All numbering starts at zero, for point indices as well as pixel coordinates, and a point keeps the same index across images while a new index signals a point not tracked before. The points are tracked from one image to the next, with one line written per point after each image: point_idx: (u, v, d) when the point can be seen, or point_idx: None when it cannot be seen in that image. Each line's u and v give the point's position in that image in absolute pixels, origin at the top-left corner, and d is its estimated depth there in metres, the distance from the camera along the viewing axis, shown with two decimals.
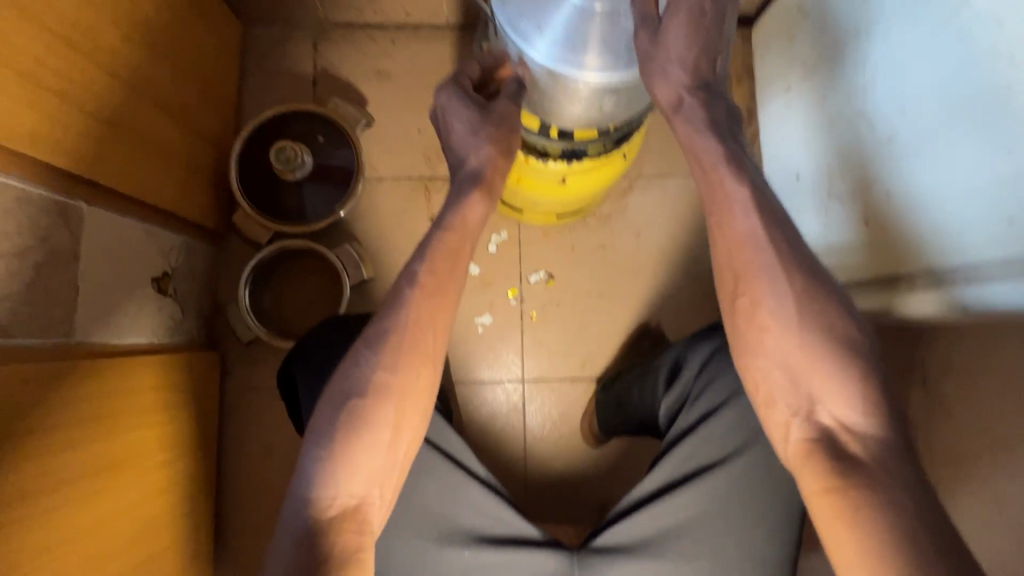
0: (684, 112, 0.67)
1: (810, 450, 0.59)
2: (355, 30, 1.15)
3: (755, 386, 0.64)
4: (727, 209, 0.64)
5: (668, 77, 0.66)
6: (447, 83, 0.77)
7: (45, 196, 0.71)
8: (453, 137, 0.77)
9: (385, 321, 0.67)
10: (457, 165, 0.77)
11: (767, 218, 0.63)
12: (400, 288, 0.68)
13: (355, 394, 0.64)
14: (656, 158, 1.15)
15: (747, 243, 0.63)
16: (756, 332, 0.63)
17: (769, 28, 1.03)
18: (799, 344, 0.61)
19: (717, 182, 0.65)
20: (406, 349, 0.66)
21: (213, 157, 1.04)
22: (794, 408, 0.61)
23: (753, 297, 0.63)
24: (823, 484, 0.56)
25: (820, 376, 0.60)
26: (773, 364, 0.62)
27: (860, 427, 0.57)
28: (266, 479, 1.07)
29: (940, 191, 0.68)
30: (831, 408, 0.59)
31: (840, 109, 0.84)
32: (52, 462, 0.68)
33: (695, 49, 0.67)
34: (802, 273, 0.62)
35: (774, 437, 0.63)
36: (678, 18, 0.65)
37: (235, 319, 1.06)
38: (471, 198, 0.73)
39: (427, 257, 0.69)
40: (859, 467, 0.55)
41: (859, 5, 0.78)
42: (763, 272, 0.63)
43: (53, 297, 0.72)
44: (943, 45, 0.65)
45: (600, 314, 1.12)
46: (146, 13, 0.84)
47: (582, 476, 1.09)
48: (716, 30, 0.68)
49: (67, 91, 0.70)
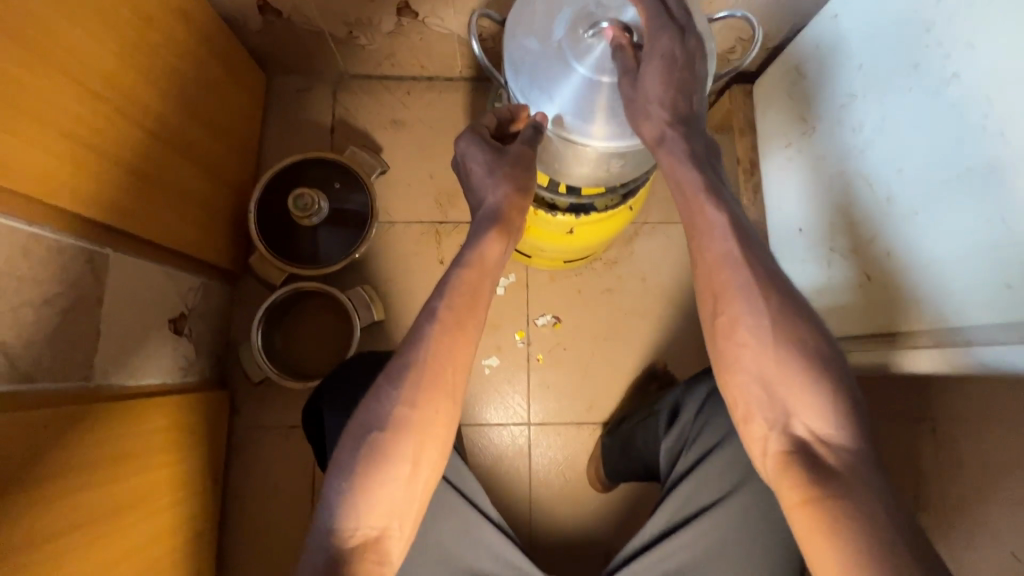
0: (667, 146, 0.66)
1: (786, 461, 0.60)
2: (372, 82, 1.21)
3: (734, 401, 0.65)
4: (705, 232, 0.65)
5: (648, 114, 0.65)
6: (466, 130, 0.77)
7: (74, 245, 0.73)
8: (473, 180, 0.77)
9: (406, 354, 0.66)
10: (477, 206, 0.76)
11: (743, 239, 0.64)
12: (422, 323, 0.66)
13: (376, 426, 0.63)
14: (659, 208, 1.20)
15: (725, 264, 0.64)
16: (733, 350, 0.64)
17: (766, 87, 1.06)
18: (774, 357, 0.61)
19: (697, 209, 0.65)
20: (428, 382, 0.64)
21: (232, 200, 1.07)
22: (771, 422, 0.62)
23: (730, 315, 0.64)
24: (800, 496, 0.57)
25: (795, 390, 0.60)
26: (751, 378, 0.63)
27: (834, 438, 0.58)
28: (268, 521, 1.06)
29: (938, 253, 0.70)
30: (806, 420, 0.60)
31: (836, 170, 0.88)
32: (66, 506, 0.68)
33: (672, 88, 0.64)
34: (778, 292, 0.63)
35: (754, 452, 0.63)
36: (654, 62, 0.63)
37: (247, 358, 1.08)
38: (488, 236, 0.71)
39: (446, 293, 0.68)
40: (832, 475, 0.56)
41: (857, 73, 0.82)
42: (740, 290, 0.63)
43: (77, 344, 0.74)
44: (938, 116, 0.68)
45: (605, 357, 1.15)
46: (177, 68, 0.89)
47: (588, 522, 1.09)
48: (694, 74, 0.65)
49: (99, 145, 0.74)
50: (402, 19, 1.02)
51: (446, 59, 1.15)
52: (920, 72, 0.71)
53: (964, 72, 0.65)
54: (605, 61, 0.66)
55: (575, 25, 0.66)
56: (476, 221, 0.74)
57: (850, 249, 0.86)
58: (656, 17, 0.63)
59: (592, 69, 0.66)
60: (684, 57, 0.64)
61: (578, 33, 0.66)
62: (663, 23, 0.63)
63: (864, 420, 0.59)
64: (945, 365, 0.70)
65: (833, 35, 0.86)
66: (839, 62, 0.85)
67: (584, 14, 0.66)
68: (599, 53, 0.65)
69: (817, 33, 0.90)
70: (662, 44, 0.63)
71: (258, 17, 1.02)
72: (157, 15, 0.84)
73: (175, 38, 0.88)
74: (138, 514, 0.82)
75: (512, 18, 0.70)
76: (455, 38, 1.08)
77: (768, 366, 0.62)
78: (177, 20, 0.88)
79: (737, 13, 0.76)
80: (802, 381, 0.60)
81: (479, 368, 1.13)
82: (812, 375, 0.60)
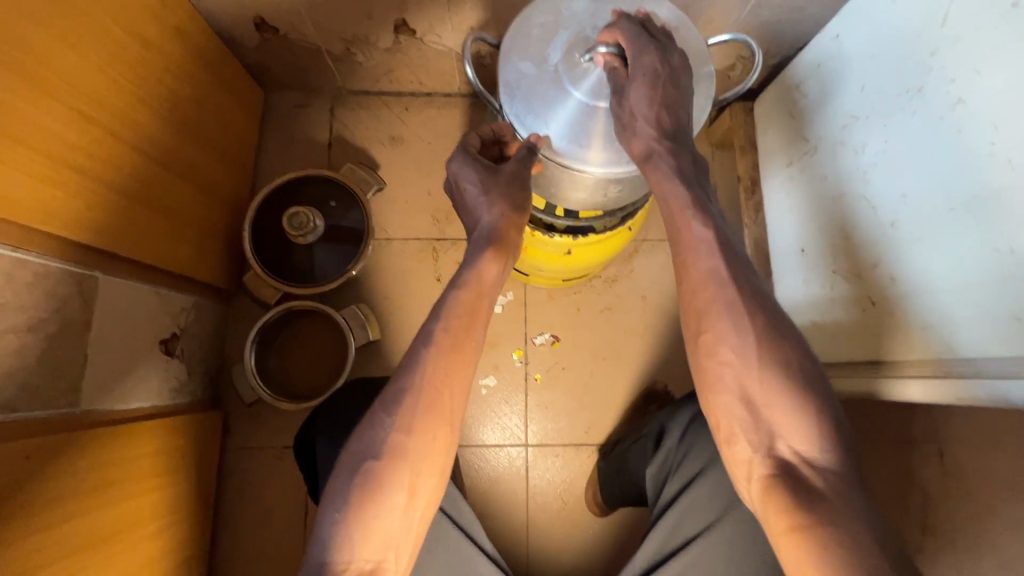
0: (654, 163, 0.64)
1: (770, 487, 0.57)
2: (371, 98, 1.21)
3: (717, 423, 0.62)
4: (691, 250, 0.63)
5: (635, 131, 0.63)
6: (457, 150, 0.76)
7: (61, 270, 0.72)
8: (468, 199, 0.75)
9: (401, 379, 0.63)
10: (472, 225, 0.75)
11: (731, 259, 0.62)
12: (416, 347, 0.65)
13: (371, 454, 0.60)
14: (660, 225, 1.18)
15: (710, 282, 0.61)
16: (716, 370, 0.61)
17: (766, 105, 1.05)
18: (759, 378, 0.59)
19: (684, 226, 0.63)
20: (423, 408, 0.62)
21: (227, 218, 1.06)
22: (755, 444, 0.59)
23: (715, 333, 0.61)
24: (787, 523, 0.54)
25: (777, 409, 0.58)
26: (734, 400, 0.60)
27: (819, 460, 0.56)
28: (259, 545, 1.04)
29: (944, 281, 0.68)
30: (790, 441, 0.57)
31: (838, 191, 0.86)
32: (49, 537, 0.67)
33: (658, 104, 0.62)
34: (764, 313, 0.60)
35: (737, 475, 0.61)
36: (638, 79, 0.61)
37: (240, 378, 1.06)
38: (484, 256, 0.70)
39: (443, 314, 0.66)
40: (818, 498, 0.54)
41: (859, 95, 0.81)
42: (724, 309, 0.60)
43: (63, 372, 0.73)
44: (943, 141, 0.67)
45: (604, 378, 1.13)
46: (171, 87, 0.88)
47: (586, 546, 1.07)
48: (680, 89, 0.64)
49: (88, 166, 0.73)
50: (399, 37, 1.01)
51: (444, 75, 1.14)
52: (923, 95, 0.70)
53: (969, 97, 0.63)
54: (600, 86, 0.65)
55: (571, 51, 0.65)
56: (472, 240, 0.73)
57: (852, 272, 0.84)
58: (636, 36, 0.62)
59: (587, 93, 0.65)
60: (667, 71, 0.62)
61: (573, 58, 0.65)
62: (644, 42, 0.62)
63: (845, 440, 0.57)
64: (946, 398, 0.68)
65: (835, 55, 0.85)
66: (841, 83, 0.84)
67: (580, 40, 0.65)
68: (594, 78, 0.64)
69: (818, 53, 0.89)
70: (647, 59, 0.61)
71: (255, 34, 1.02)
72: (148, 34, 0.83)
73: (167, 56, 0.87)
74: (124, 542, 0.80)
75: (508, 41, 0.69)
76: (453, 55, 1.07)
77: (751, 384, 0.59)
78: (169, 38, 0.87)
79: (738, 36, 0.74)
80: (786, 401, 0.58)
81: (475, 388, 1.12)
82: (799, 394, 0.57)
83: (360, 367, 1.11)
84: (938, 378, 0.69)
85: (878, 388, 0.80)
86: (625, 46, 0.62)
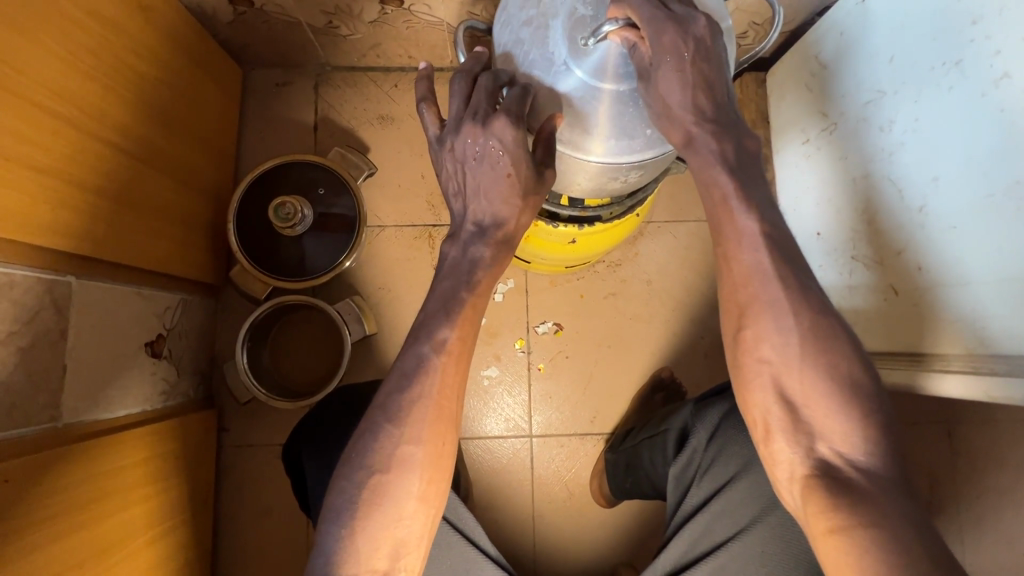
0: (695, 149, 0.58)
1: (811, 487, 0.55)
2: (356, 74, 1.13)
3: (753, 419, 0.59)
4: (732, 241, 0.58)
5: (672, 119, 0.57)
6: (512, 116, 0.59)
7: (28, 276, 0.67)
8: (488, 181, 0.65)
9: (408, 389, 0.60)
10: (482, 216, 0.67)
11: (776, 251, 0.57)
12: (425, 353, 0.61)
13: (378, 467, 0.57)
14: (666, 206, 1.13)
15: (753, 279, 0.57)
16: (753, 367, 0.58)
17: (782, 74, 1.00)
18: (799, 377, 0.55)
19: (726, 217, 0.59)
20: (433, 419, 0.59)
21: (210, 210, 1.01)
22: (795, 445, 0.56)
23: (755, 331, 0.57)
24: (827, 524, 0.52)
25: (818, 410, 0.55)
26: (771, 399, 0.57)
27: (863, 462, 0.53)
28: (263, 541, 1.03)
29: (979, 271, 0.64)
30: (833, 440, 0.54)
31: (861, 171, 0.81)
32: (43, 556, 0.64)
33: (691, 87, 0.56)
34: (810, 309, 0.56)
35: (777, 477, 0.58)
36: (664, 65, 0.54)
37: (235, 380, 1.02)
38: (507, 258, 0.69)
39: (457, 320, 0.63)
40: (860, 497, 0.52)
41: (888, 68, 0.75)
42: (767, 307, 0.57)
43: (41, 384, 0.68)
44: (981, 120, 0.62)
45: (611, 366, 1.10)
46: (142, 72, 0.81)
47: (593, 537, 1.06)
48: (714, 63, 0.57)
49: (53, 167, 0.67)
50: (385, 7, 0.93)
51: (435, 48, 1.05)
52: (962, 68, 0.64)
53: (1015, 71, 0.58)
54: (618, 64, 0.56)
55: (573, 39, 0.56)
56: (489, 241, 0.67)
57: (874, 258, 0.80)
58: (650, 10, 0.53)
59: (605, 76, 0.56)
60: (694, 48, 0.55)
61: (579, 44, 0.56)
62: (659, 15, 0.53)
63: (893, 441, 0.54)
64: (978, 394, 0.65)
65: (859, 22, 0.79)
66: (867, 52, 0.78)
67: (579, 20, 0.56)
68: (608, 56, 0.55)
69: (840, 21, 0.83)
70: (669, 38, 0.53)
71: (228, 8, 0.93)
72: (110, 12, 0.75)
73: (132, 36, 0.79)
74: (121, 555, 0.77)
75: (501, 52, 0.63)
76: (444, 27, 0.98)
77: (790, 384, 0.56)
78: (132, 16, 0.79)
79: None
80: (832, 404, 0.54)
81: (478, 380, 1.08)
82: (844, 399, 0.54)
83: (359, 361, 1.08)
84: (975, 373, 0.66)
85: (915, 381, 0.76)
86: (637, 20, 0.53)
